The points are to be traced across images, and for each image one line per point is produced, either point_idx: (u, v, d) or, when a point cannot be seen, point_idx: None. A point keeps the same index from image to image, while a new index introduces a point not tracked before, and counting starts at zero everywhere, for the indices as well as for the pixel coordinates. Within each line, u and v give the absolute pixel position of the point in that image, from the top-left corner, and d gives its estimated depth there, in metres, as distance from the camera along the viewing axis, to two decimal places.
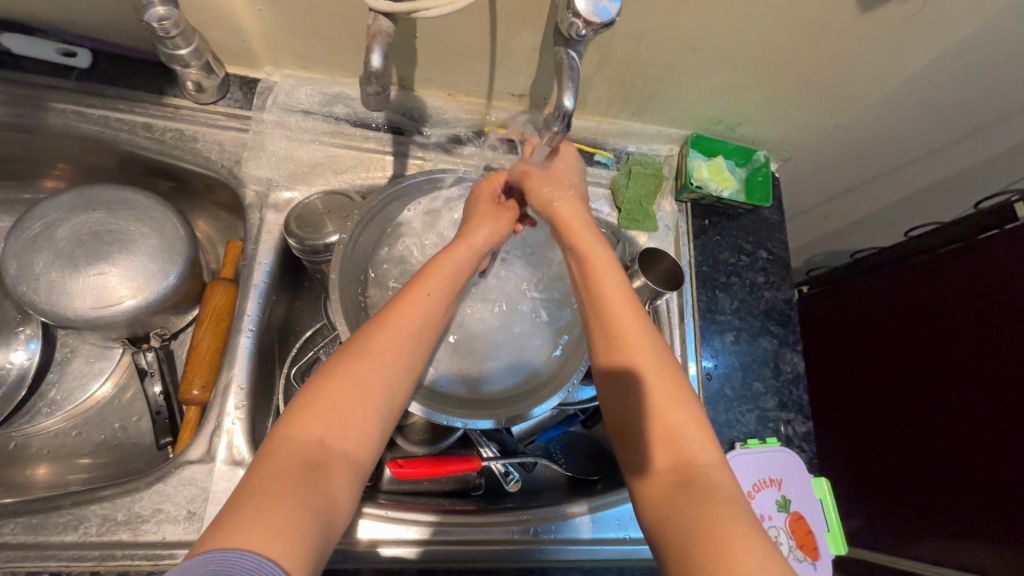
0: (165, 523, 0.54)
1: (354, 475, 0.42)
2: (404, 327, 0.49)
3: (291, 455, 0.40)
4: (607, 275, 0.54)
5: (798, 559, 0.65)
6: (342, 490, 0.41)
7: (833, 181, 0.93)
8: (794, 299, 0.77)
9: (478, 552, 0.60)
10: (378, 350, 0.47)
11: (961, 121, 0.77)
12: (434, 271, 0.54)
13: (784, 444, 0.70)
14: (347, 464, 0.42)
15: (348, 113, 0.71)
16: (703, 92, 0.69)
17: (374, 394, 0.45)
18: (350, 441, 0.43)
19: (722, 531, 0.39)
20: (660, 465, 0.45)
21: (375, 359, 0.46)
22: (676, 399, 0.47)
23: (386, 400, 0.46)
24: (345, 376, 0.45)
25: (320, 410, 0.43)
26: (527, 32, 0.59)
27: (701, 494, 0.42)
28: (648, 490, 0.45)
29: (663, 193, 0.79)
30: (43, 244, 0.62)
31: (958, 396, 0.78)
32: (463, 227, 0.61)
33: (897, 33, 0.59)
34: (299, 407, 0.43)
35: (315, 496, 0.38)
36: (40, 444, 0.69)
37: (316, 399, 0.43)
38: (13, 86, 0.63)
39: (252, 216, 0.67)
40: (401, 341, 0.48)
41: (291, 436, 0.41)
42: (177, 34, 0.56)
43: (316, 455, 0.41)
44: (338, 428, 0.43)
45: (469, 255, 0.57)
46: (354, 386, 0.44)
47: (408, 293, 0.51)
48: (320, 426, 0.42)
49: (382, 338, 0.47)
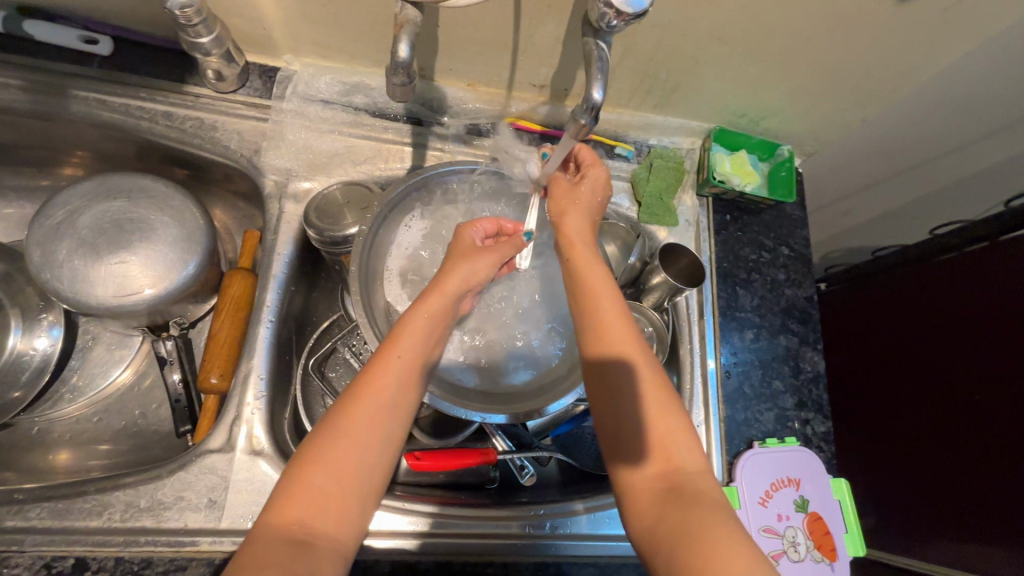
0: (186, 511, 0.54)
1: (342, 552, 0.42)
2: (382, 392, 0.47)
3: (276, 538, 0.40)
4: (602, 294, 0.52)
5: (817, 560, 0.64)
6: (329, 566, 0.41)
7: (857, 176, 0.91)
8: (815, 297, 0.76)
9: (492, 545, 0.60)
10: (349, 425, 0.45)
11: (994, 117, 0.75)
12: (410, 326, 0.52)
13: (803, 444, 0.69)
14: (329, 543, 0.42)
15: (367, 102, 0.70)
16: (729, 84, 0.68)
17: (355, 469, 0.44)
18: (334, 519, 0.43)
19: (713, 536, 0.40)
20: (649, 473, 0.46)
21: (350, 433, 0.45)
22: (665, 409, 0.48)
23: (363, 475, 0.45)
24: (324, 450, 0.44)
25: (298, 490, 0.42)
26: (551, 22, 0.58)
27: (688, 501, 0.43)
28: (632, 494, 0.46)
29: (684, 187, 0.78)
30: (66, 231, 0.63)
31: (977, 400, 0.78)
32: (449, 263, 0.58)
33: (934, 24, 0.57)
34: (282, 487, 0.43)
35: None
36: (62, 429, 0.70)
37: (293, 481, 0.43)
38: (34, 73, 0.63)
39: (271, 207, 0.67)
40: (376, 408, 0.46)
41: (275, 517, 0.41)
42: (199, 22, 0.55)
43: (301, 535, 0.41)
44: (321, 505, 0.43)
45: (445, 301, 0.55)
46: (327, 464, 0.43)
47: (379, 356, 0.49)
48: (299, 508, 0.42)
49: (355, 408, 0.46)
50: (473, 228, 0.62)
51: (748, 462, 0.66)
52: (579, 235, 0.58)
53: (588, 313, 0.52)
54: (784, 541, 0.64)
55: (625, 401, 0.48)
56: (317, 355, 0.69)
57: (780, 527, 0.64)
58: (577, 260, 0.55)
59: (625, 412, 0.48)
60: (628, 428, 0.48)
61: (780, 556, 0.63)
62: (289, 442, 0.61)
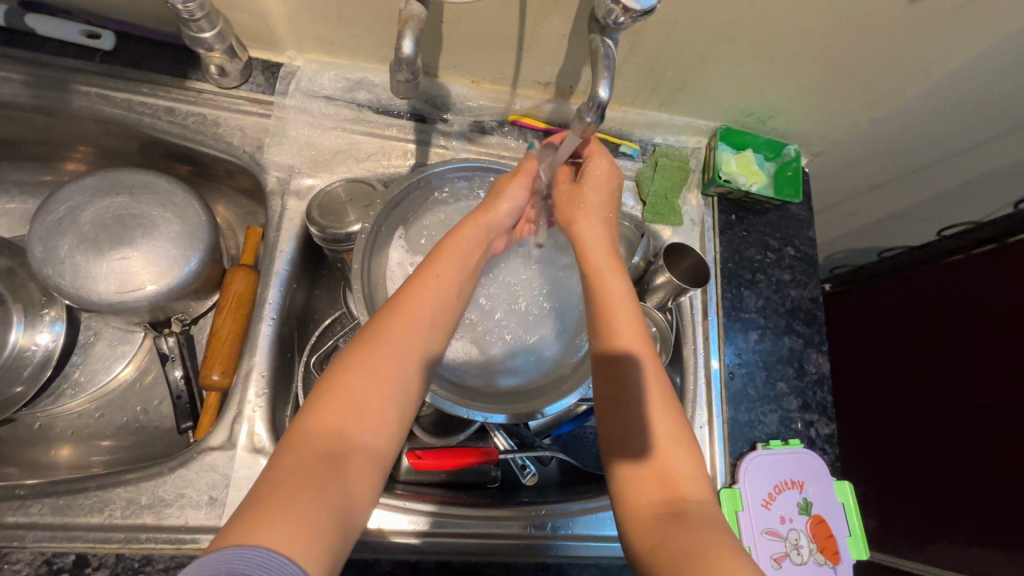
0: (187, 508, 0.54)
1: (378, 462, 0.42)
2: (416, 313, 0.48)
3: (313, 446, 0.40)
4: (621, 308, 0.52)
5: (819, 563, 0.64)
6: (362, 480, 0.40)
7: (864, 176, 0.90)
8: (820, 298, 0.76)
9: (494, 546, 0.60)
10: (388, 339, 0.46)
11: (1003, 117, 0.74)
12: (443, 256, 0.53)
13: (807, 446, 0.69)
14: (366, 454, 0.42)
15: (370, 99, 0.70)
16: (736, 83, 0.67)
17: (389, 385, 0.44)
18: (369, 432, 0.42)
19: (712, 554, 0.39)
20: (649, 497, 0.46)
21: (384, 350, 0.45)
22: (671, 428, 0.48)
23: (402, 387, 0.45)
24: (360, 365, 0.44)
25: (338, 400, 0.42)
26: (557, 18, 0.57)
27: (690, 524, 0.43)
28: (631, 517, 0.45)
29: (689, 186, 0.77)
30: (68, 227, 0.62)
31: (983, 402, 0.77)
32: (492, 194, 0.59)
33: (945, 23, 0.57)
34: (320, 399, 0.43)
35: (336, 486, 0.38)
36: (64, 425, 0.70)
37: (331, 392, 0.43)
38: (36, 67, 0.62)
39: (273, 203, 0.66)
40: (413, 328, 0.47)
41: (311, 426, 0.41)
42: (201, 17, 0.55)
43: (336, 446, 0.41)
44: (356, 418, 0.42)
45: (478, 234, 0.57)
46: (367, 375, 0.44)
47: (416, 279, 0.51)
48: (336, 418, 0.42)
49: (390, 329, 0.47)
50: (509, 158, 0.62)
51: (751, 463, 0.66)
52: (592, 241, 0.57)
53: (603, 324, 0.52)
54: (787, 544, 0.63)
55: (635, 415, 0.48)
56: (319, 351, 0.68)
57: (783, 529, 0.64)
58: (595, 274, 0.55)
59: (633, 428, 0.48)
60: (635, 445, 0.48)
61: (782, 559, 0.63)
62: None
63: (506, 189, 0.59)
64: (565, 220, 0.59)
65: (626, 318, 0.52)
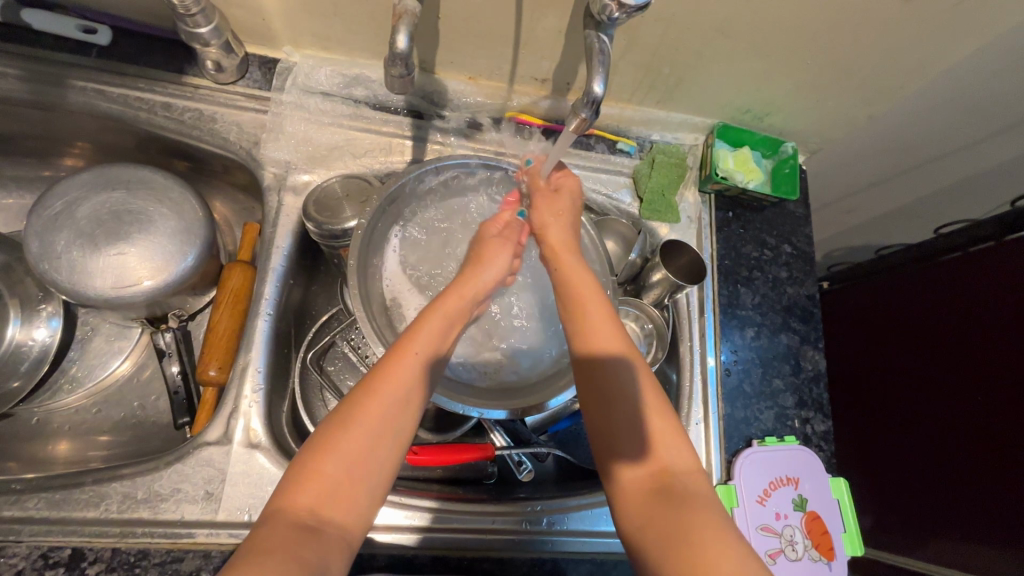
0: (183, 503, 0.54)
1: (348, 541, 0.42)
2: (396, 387, 0.47)
3: (287, 522, 0.40)
4: (594, 308, 0.53)
5: (813, 559, 0.64)
6: (336, 555, 0.40)
7: (861, 173, 0.90)
8: (816, 296, 0.76)
9: (490, 541, 0.60)
10: (365, 416, 0.45)
11: (1002, 115, 0.74)
12: (426, 325, 0.52)
13: (803, 443, 0.69)
14: (339, 532, 0.41)
15: (367, 95, 0.70)
16: (733, 80, 0.67)
17: (367, 462, 0.44)
18: (343, 508, 0.42)
19: (703, 537, 0.40)
20: (640, 478, 0.46)
21: (363, 424, 0.45)
22: (659, 409, 0.49)
23: (378, 466, 0.45)
24: (338, 439, 0.44)
25: (312, 477, 0.42)
26: (553, 14, 0.57)
27: (678, 502, 0.44)
28: (625, 492, 0.47)
29: (686, 183, 0.77)
30: (65, 222, 0.62)
31: (980, 400, 0.77)
32: (478, 254, 0.60)
33: (942, 21, 0.57)
34: (296, 476, 0.43)
35: (309, 560, 0.38)
36: (61, 420, 0.70)
37: (308, 468, 0.43)
38: (33, 62, 0.62)
39: (270, 199, 0.66)
40: (392, 402, 0.47)
41: (288, 502, 0.41)
42: (198, 11, 0.55)
43: (310, 521, 0.41)
44: (333, 492, 0.42)
45: (462, 300, 0.56)
46: (343, 453, 0.43)
47: (398, 349, 0.50)
48: (313, 495, 0.42)
49: (370, 401, 0.46)
50: (492, 224, 0.62)
51: (747, 460, 0.66)
52: (563, 245, 0.59)
53: (583, 319, 0.53)
54: (781, 540, 0.64)
55: (615, 402, 0.49)
56: (316, 347, 0.68)
57: (778, 525, 0.64)
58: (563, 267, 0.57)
59: (619, 416, 0.48)
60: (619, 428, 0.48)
61: (777, 555, 0.63)
62: (286, 435, 0.61)
63: (490, 257, 0.59)
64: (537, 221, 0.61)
65: (603, 314, 0.53)
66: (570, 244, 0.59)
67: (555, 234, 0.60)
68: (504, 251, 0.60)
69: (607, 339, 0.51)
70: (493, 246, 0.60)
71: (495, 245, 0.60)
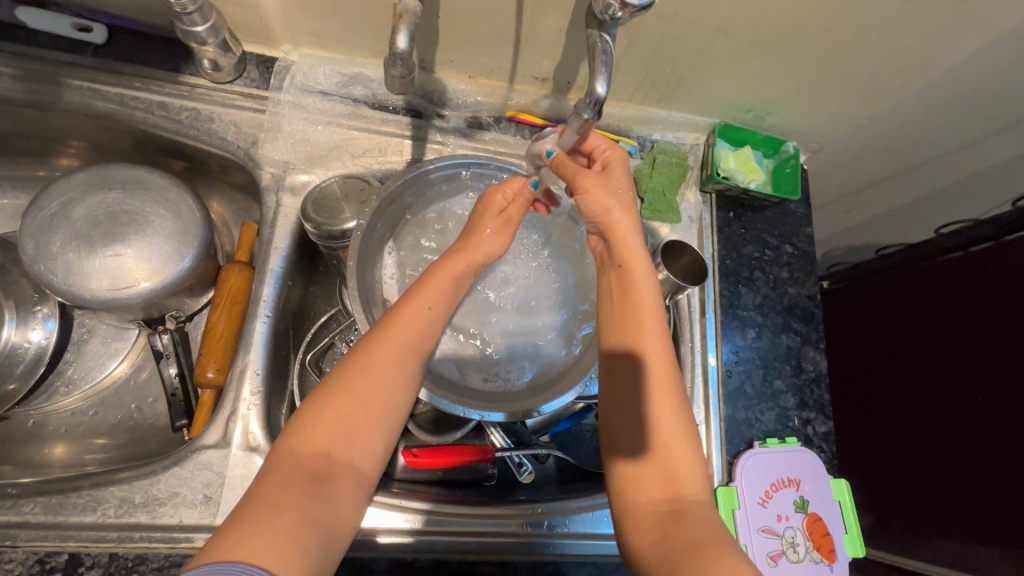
0: (181, 507, 0.54)
1: (360, 483, 0.43)
2: (408, 336, 0.49)
3: (300, 465, 0.41)
4: (649, 319, 0.51)
5: (815, 561, 0.64)
6: (347, 500, 0.42)
7: (861, 172, 0.90)
8: (817, 296, 0.75)
9: (491, 544, 0.60)
10: (378, 363, 0.46)
11: (1003, 115, 0.74)
12: (434, 277, 0.53)
13: (804, 444, 0.69)
14: (351, 475, 0.43)
15: (366, 94, 0.69)
16: (735, 79, 0.67)
17: (380, 408, 0.45)
18: (356, 451, 0.44)
19: (713, 554, 0.40)
20: (652, 495, 0.46)
21: (376, 371, 0.46)
22: (683, 434, 0.48)
23: (389, 413, 0.46)
24: (351, 387, 0.45)
25: (326, 421, 0.43)
26: (554, 13, 0.56)
27: (690, 524, 0.43)
28: (632, 515, 0.46)
29: (687, 183, 0.76)
30: (60, 223, 0.62)
31: (981, 402, 0.77)
32: (468, 234, 0.58)
33: (944, 20, 0.56)
34: (307, 419, 0.43)
35: (320, 506, 0.39)
36: (57, 423, 0.70)
37: (321, 413, 0.44)
38: (27, 61, 0.61)
39: (268, 199, 0.66)
40: (403, 350, 0.48)
41: (299, 445, 0.42)
42: (194, 10, 0.54)
43: (321, 464, 0.42)
44: (344, 440, 0.43)
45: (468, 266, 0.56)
46: (356, 399, 0.44)
47: (409, 301, 0.51)
48: (324, 439, 0.43)
49: (383, 350, 0.47)
50: (498, 194, 0.60)
51: (749, 461, 0.66)
52: (629, 234, 0.54)
53: (631, 315, 0.52)
54: (783, 542, 0.63)
55: (634, 419, 0.49)
56: (315, 349, 0.67)
57: (779, 527, 0.64)
58: (634, 267, 0.53)
59: (640, 434, 0.48)
60: (638, 445, 0.48)
61: (779, 557, 0.63)
62: None
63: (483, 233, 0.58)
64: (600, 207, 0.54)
65: (654, 326, 0.51)
66: (638, 239, 0.54)
67: (620, 223, 0.54)
68: (504, 238, 0.58)
69: (649, 342, 0.50)
70: (491, 222, 0.58)
71: (490, 220, 0.58)
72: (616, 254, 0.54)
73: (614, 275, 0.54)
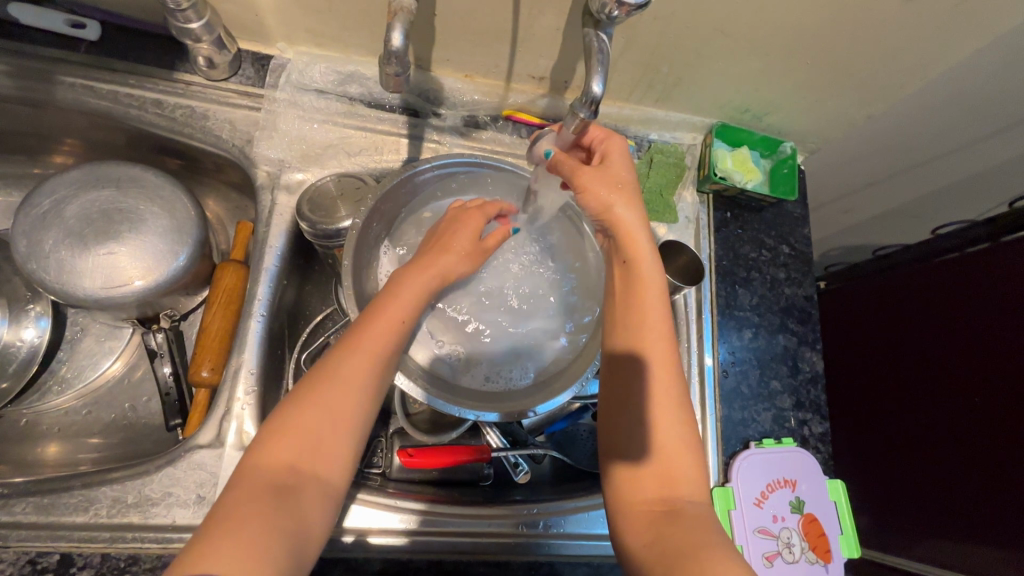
0: (174, 507, 0.53)
1: (329, 494, 0.43)
2: (378, 345, 0.48)
3: (265, 478, 0.41)
4: (652, 315, 0.51)
5: (810, 561, 0.64)
6: (314, 512, 0.42)
7: (859, 173, 0.90)
8: (814, 296, 0.75)
9: (486, 544, 0.60)
10: (348, 375, 0.46)
11: (1000, 116, 0.74)
12: (405, 285, 0.52)
13: (800, 445, 0.69)
14: (319, 487, 0.43)
15: (362, 93, 0.69)
16: (732, 79, 0.67)
17: (347, 419, 0.45)
18: (324, 463, 0.43)
19: (709, 555, 0.40)
20: (649, 496, 0.46)
21: (344, 383, 0.45)
22: (683, 434, 0.48)
23: (358, 425, 0.45)
24: (318, 399, 0.44)
25: (292, 434, 0.43)
26: (551, 12, 0.56)
27: (686, 526, 0.43)
28: (628, 515, 0.47)
29: (684, 183, 0.76)
30: (52, 220, 0.61)
31: (978, 403, 0.76)
32: (442, 240, 0.58)
33: (941, 22, 0.56)
34: (273, 431, 0.43)
35: (285, 520, 0.39)
36: (50, 422, 0.69)
37: (287, 426, 0.43)
38: (19, 58, 0.61)
39: (263, 198, 0.66)
40: (373, 360, 0.47)
41: (264, 459, 0.42)
42: (188, 7, 0.54)
43: (287, 477, 0.42)
44: (311, 452, 0.43)
45: (439, 274, 0.55)
46: (323, 411, 0.44)
47: (381, 311, 0.49)
48: (291, 452, 0.42)
49: (352, 361, 0.46)
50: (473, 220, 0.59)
51: (745, 462, 0.66)
52: (635, 225, 0.52)
53: (633, 315, 0.51)
54: (779, 542, 0.63)
55: (633, 419, 0.49)
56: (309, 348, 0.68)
57: (775, 528, 0.64)
58: (639, 262, 0.52)
59: (639, 433, 0.48)
60: (637, 445, 0.48)
61: (775, 558, 0.63)
62: None
63: (454, 244, 0.57)
64: (602, 205, 0.52)
65: (657, 325, 0.51)
66: (642, 228, 0.52)
67: (623, 215, 0.52)
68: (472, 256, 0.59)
69: (650, 340, 0.50)
70: (461, 241, 0.57)
71: (464, 243, 0.58)
72: (621, 250, 0.53)
73: (621, 272, 0.53)
